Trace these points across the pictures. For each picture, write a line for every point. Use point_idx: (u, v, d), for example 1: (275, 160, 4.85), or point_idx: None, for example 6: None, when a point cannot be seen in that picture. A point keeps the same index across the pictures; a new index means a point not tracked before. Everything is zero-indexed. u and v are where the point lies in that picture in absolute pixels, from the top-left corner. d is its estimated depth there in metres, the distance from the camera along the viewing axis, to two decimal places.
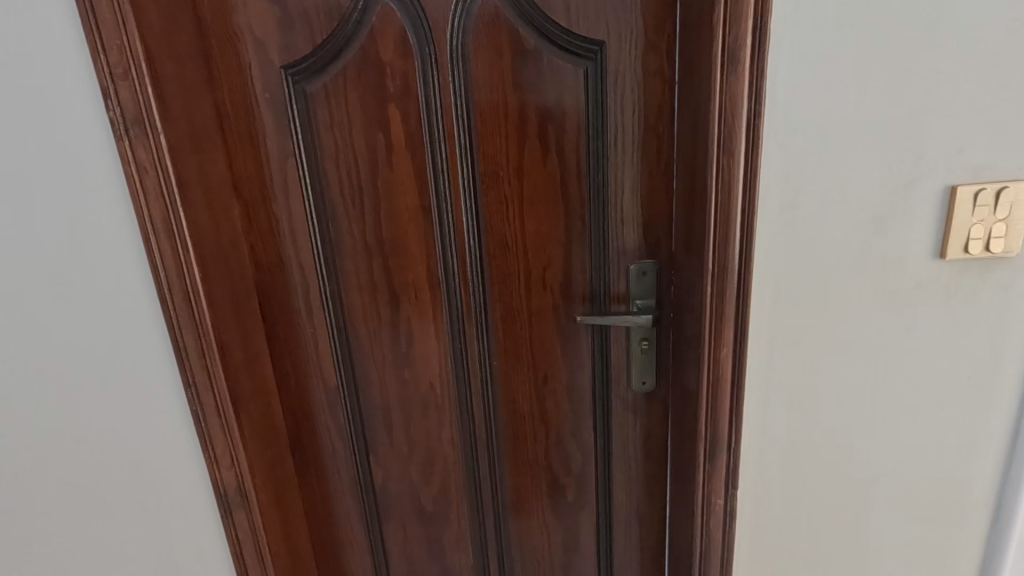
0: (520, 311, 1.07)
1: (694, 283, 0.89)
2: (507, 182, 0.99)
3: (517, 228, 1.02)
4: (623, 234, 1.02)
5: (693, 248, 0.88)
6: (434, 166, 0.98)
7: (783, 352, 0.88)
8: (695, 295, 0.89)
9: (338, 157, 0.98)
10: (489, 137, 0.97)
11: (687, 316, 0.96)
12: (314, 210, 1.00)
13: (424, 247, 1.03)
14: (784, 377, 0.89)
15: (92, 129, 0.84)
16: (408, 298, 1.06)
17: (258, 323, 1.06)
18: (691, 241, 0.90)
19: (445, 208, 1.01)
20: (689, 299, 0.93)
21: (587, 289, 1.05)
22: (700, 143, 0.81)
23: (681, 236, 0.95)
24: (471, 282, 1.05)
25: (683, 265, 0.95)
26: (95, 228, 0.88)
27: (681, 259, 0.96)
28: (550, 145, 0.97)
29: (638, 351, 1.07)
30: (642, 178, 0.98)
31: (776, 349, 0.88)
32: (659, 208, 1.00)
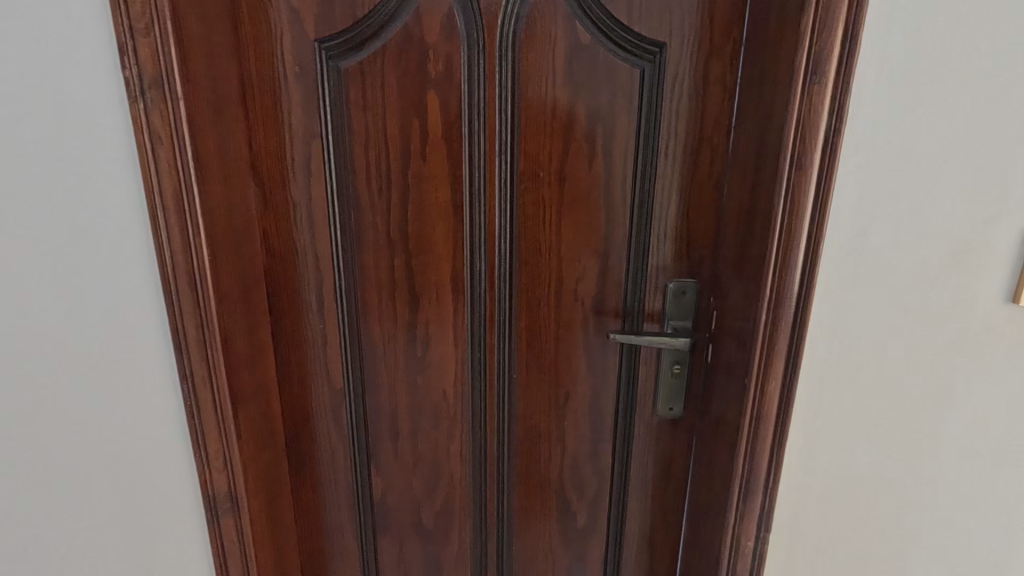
0: (547, 322, 1.00)
1: (745, 309, 0.82)
2: (547, 184, 0.93)
3: (553, 235, 0.95)
4: (664, 250, 0.96)
5: (747, 271, 0.82)
6: (471, 161, 0.92)
7: (833, 388, 0.82)
8: (744, 322, 0.83)
9: (368, 142, 0.90)
10: (532, 136, 0.91)
11: (728, 344, 0.90)
12: (337, 198, 0.93)
13: (451, 247, 0.96)
14: (832, 416, 0.84)
15: (105, 89, 0.76)
16: (429, 301, 0.99)
17: (265, 315, 0.98)
18: (744, 265, 0.83)
19: (478, 208, 0.94)
20: (734, 326, 0.87)
21: (621, 304, 0.99)
22: (769, 160, 0.75)
23: (730, 258, 0.89)
24: (497, 289, 0.98)
25: (730, 288, 0.89)
26: (98, 199, 0.80)
27: (727, 283, 0.90)
28: (597, 148, 0.91)
29: (668, 374, 1.01)
30: (690, 192, 0.92)
31: (826, 385, 0.82)
32: (705, 226, 0.94)
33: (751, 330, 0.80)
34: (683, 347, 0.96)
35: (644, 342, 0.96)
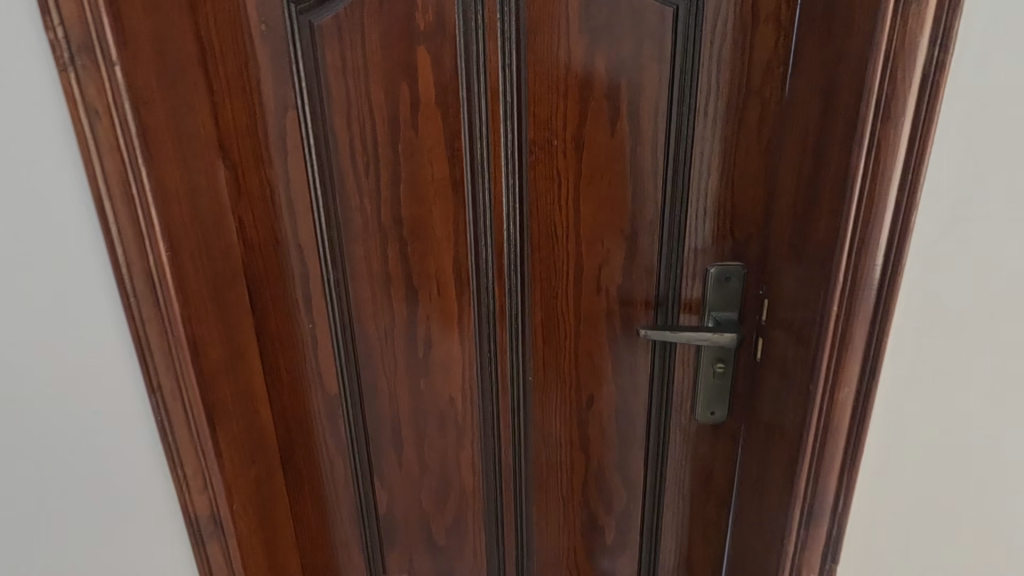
0: (565, 317, 0.87)
1: (810, 298, 0.67)
2: (561, 155, 0.79)
3: (570, 214, 0.81)
4: (703, 228, 0.80)
5: (812, 252, 0.66)
6: (470, 129, 0.77)
7: (919, 394, 0.67)
8: (808, 315, 0.67)
9: (350, 112, 0.77)
10: (542, 97, 0.76)
11: (784, 339, 0.75)
12: (318, 179, 0.81)
13: (452, 232, 0.83)
14: (917, 426, 0.68)
15: (40, 99, 0.63)
16: (429, 295, 0.86)
17: (247, 315, 0.87)
18: (807, 243, 0.68)
19: (481, 184, 0.80)
20: (794, 318, 0.72)
21: (652, 294, 0.85)
22: (846, 109, 0.59)
23: (786, 235, 0.73)
24: (506, 279, 0.85)
25: (786, 273, 0.74)
26: (44, 233, 0.68)
27: (784, 266, 0.74)
28: (621, 108, 0.76)
29: (709, 375, 0.87)
30: (736, 158, 0.77)
31: (910, 390, 0.67)
32: (752, 198, 0.78)
33: (820, 324, 0.64)
34: (728, 343, 0.82)
35: (679, 338, 0.83)
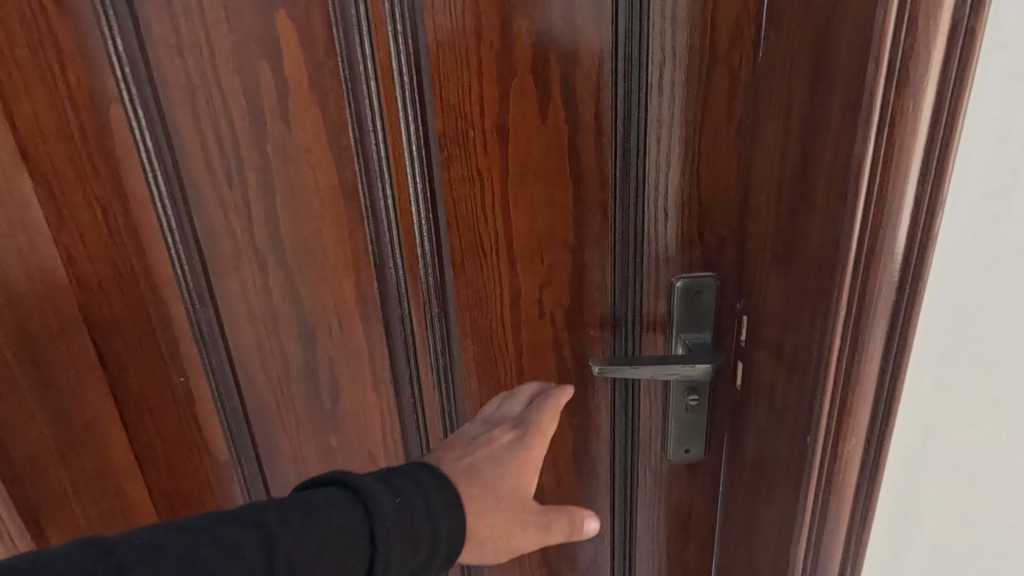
0: (504, 349, 0.70)
1: (805, 327, 0.52)
2: (481, 150, 0.61)
3: (498, 225, 0.64)
4: (663, 233, 0.65)
5: (803, 266, 0.51)
6: (359, 121, 0.59)
7: (954, 450, 0.51)
8: (803, 348, 0.52)
9: (197, 104, 0.58)
10: (449, 75, 0.58)
11: (770, 371, 0.60)
12: (164, 195, 0.61)
13: (351, 254, 0.65)
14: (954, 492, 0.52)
15: None
16: (331, 333, 0.69)
17: (95, 373, 0.67)
18: (797, 254, 0.52)
19: (382, 192, 0.62)
20: (781, 347, 0.57)
21: (607, 314, 0.69)
22: (849, 73, 0.43)
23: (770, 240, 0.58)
24: (425, 309, 0.68)
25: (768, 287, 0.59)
26: None
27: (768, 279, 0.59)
28: (552, 86, 0.59)
29: (680, 408, 0.71)
30: (700, 144, 0.61)
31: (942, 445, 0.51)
32: (721, 194, 0.63)
33: (820, 359, 0.50)
34: (704, 374, 0.65)
35: (644, 373, 0.65)
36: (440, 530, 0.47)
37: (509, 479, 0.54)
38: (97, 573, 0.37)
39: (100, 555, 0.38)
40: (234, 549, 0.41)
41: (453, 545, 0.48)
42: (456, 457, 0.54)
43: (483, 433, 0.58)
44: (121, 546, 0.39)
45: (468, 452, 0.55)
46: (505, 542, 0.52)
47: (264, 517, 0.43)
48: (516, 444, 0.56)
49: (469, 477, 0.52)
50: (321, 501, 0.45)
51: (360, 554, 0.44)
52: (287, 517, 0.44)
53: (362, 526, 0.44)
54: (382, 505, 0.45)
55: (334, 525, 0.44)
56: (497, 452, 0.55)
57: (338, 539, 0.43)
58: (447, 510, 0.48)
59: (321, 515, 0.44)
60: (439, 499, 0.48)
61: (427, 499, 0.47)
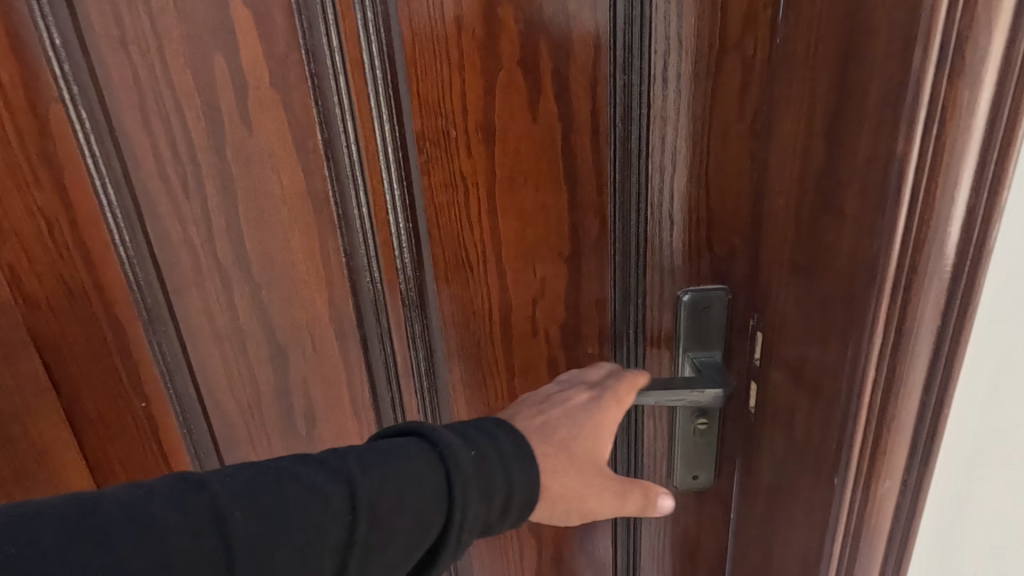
0: (494, 369, 0.64)
1: (829, 353, 0.45)
2: (464, 153, 0.55)
3: (485, 235, 0.58)
4: (667, 243, 0.58)
5: (828, 284, 0.45)
6: (327, 122, 0.53)
7: (1004, 495, 0.44)
8: (829, 377, 0.46)
9: (146, 104, 0.52)
10: (427, 70, 0.52)
11: (785, 397, 0.53)
12: (115, 206, 0.55)
13: (323, 268, 0.59)
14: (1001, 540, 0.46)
15: None
16: (304, 354, 0.63)
17: (48, 399, 0.62)
18: (819, 269, 0.46)
19: (355, 200, 0.56)
20: (798, 371, 0.51)
21: (607, 330, 0.63)
22: (890, 60, 0.36)
23: (787, 253, 0.51)
24: (406, 326, 0.62)
25: (785, 305, 0.52)
26: None
27: (782, 297, 0.53)
28: (543, 80, 0.53)
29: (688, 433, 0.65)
30: (709, 144, 0.54)
31: (988, 488, 0.44)
32: (733, 200, 0.57)
33: (850, 389, 0.43)
34: (713, 399, 0.59)
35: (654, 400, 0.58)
36: (518, 487, 0.43)
37: (584, 441, 0.49)
38: (194, 509, 0.36)
39: (193, 489, 0.37)
40: (316, 490, 0.39)
41: (530, 501, 0.44)
42: (532, 414, 0.49)
43: (558, 390, 0.53)
44: (211, 481, 0.38)
45: (543, 409, 0.50)
46: (578, 505, 0.48)
47: (344, 461, 0.41)
48: (593, 401, 0.52)
49: (545, 435, 0.48)
50: (399, 450, 0.42)
51: (439, 508, 0.41)
52: (366, 464, 0.41)
53: (439, 479, 0.42)
54: (461, 458, 0.42)
55: (411, 475, 0.41)
56: (574, 408, 0.50)
57: (416, 490, 0.41)
58: (525, 468, 0.44)
59: (401, 464, 0.41)
60: (513, 457, 0.44)
61: (504, 454, 0.44)
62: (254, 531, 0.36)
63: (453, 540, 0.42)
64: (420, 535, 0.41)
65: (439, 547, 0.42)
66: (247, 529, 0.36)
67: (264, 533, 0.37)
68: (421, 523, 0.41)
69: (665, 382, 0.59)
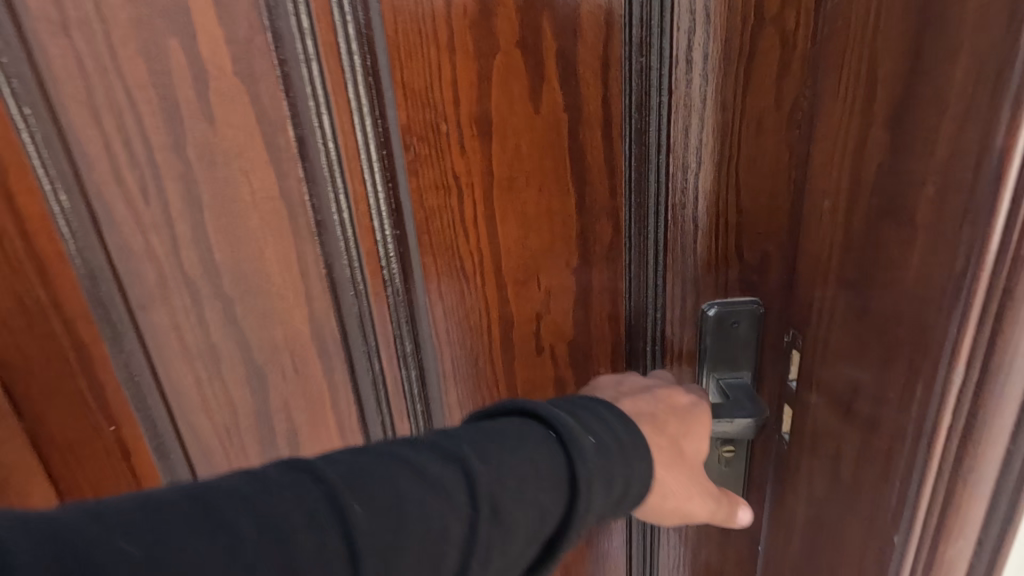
0: (494, 391, 0.58)
1: (893, 388, 0.38)
2: (456, 150, 0.48)
3: (482, 243, 0.51)
4: (691, 251, 0.51)
5: (890, 305, 0.37)
6: (299, 116, 0.47)
7: None
8: (893, 417, 0.38)
9: (95, 99, 0.46)
10: (411, 54, 0.45)
11: (829, 430, 0.46)
12: (68, 213, 0.49)
13: (302, 281, 0.53)
14: None
15: None
16: (285, 374, 0.57)
17: None
18: (879, 287, 0.38)
19: (335, 204, 0.50)
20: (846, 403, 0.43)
21: (622, 347, 0.56)
22: (993, 26, 0.29)
23: (833, 263, 0.44)
24: (396, 344, 0.56)
25: (832, 325, 0.44)
26: None
27: (828, 314, 0.45)
28: (546, 65, 0.46)
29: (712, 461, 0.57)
30: (740, 136, 0.47)
31: None
32: (767, 200, 0.49)
33: (923, 435, 0.36)
34: (748, 427, 0.52)
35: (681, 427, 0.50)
36: (636, 474, 0.40)
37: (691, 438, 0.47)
38: (309, 496, 0.33)
39: (311, 480, 0.34)
40: (434, 481, 0.35)
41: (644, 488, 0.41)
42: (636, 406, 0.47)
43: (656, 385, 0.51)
44: (326, 470, 0.35)
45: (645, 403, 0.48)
46: (683, 506, 0.46)
47: (455, 446, 0.38)
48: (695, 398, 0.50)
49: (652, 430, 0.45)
50: (512, 433, 0.39)
51: (558, 497, 0.38)
52: (481, 449, 0.38)
53: (560, 466, 0.38)
54: (581, 443, 0.39)
55: (529, 461, 0.37)
56: (677, 402, 0.49)
57: (537, 478, 0.37)
58: (642, 454, 0.41)
59: (519, 449, 0.38)
60: (632, 448, 0.41)
61: (620, 439, 0.40)
62: (382, 524, 0.33)
63: (576, 531, 0.39)
64: (541, 525, 0.37)
65: (560, 540, 0.38)
66: (376, 523, 0.33)
67: (389, 528, 0.33)
68: (541, 512, 0.37)
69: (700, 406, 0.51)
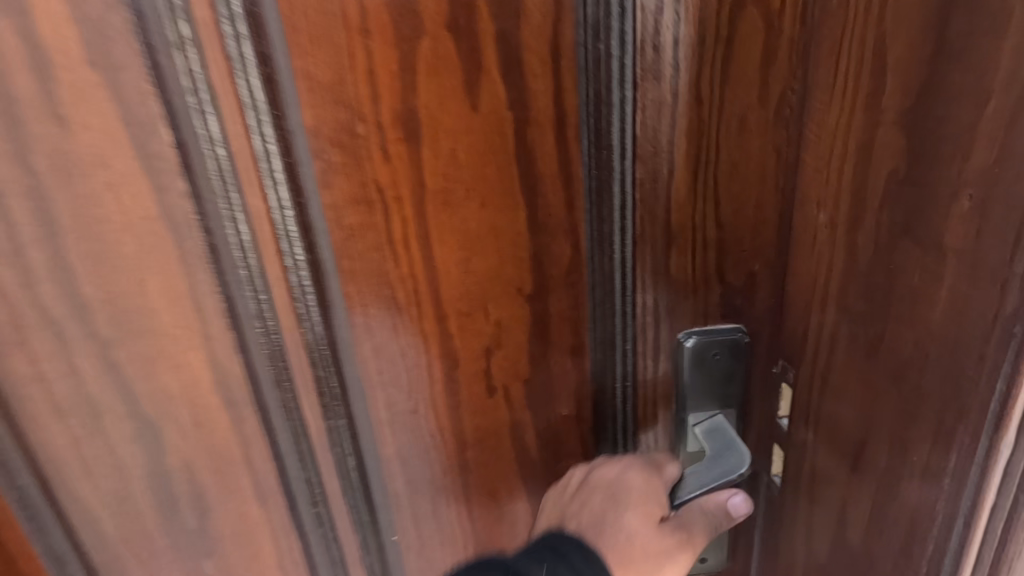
0: (438, 439, 0.49)
1: (921, 443, 0.31)
2: (378, 157, 0.39)
3: (416, 269, 0.43)
4: (663, 272, 0.43)
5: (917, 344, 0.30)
6: (177, 117, 0.37)
7: None
8: (918, 482, 0.31)
9: None
10: (316, 38, 0.36)
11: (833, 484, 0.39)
12: None
13: (196, 319, 0.43)
14: None
15: None
16: (184, 431, 0.47)
17: None
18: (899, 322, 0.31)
19: (230, 226, 0.41)
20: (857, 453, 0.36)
21: (589, 384, 0.48)
22: None
23: (831, 288, 0.36)
24: (318, 390, 0.46)
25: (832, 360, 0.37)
26: None
27: (828, 346, 0.37)
28: (485, 52, 0.37)
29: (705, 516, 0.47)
30: (717, 138, 0.40)
31: None
32: (751, 213, 0.42)
33: (966, 510, 0.29)
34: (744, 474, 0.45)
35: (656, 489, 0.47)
36: None
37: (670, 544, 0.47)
38: None
39: None
40: None
41: None
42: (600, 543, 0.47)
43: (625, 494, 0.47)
44: None
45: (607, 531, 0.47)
46: None
47: None
48: (636, 468, 0.48)
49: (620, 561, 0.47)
50: None
51: None
52: None
53: None
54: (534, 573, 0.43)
55: None
56: (619, 488, 0.47)
57: None
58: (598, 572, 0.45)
59: None
60: (584, 569, 0.45)
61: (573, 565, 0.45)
62: None
63: None
64: None
65: None
66: None
67: None
68: None
69: (675, 482, 0.47)
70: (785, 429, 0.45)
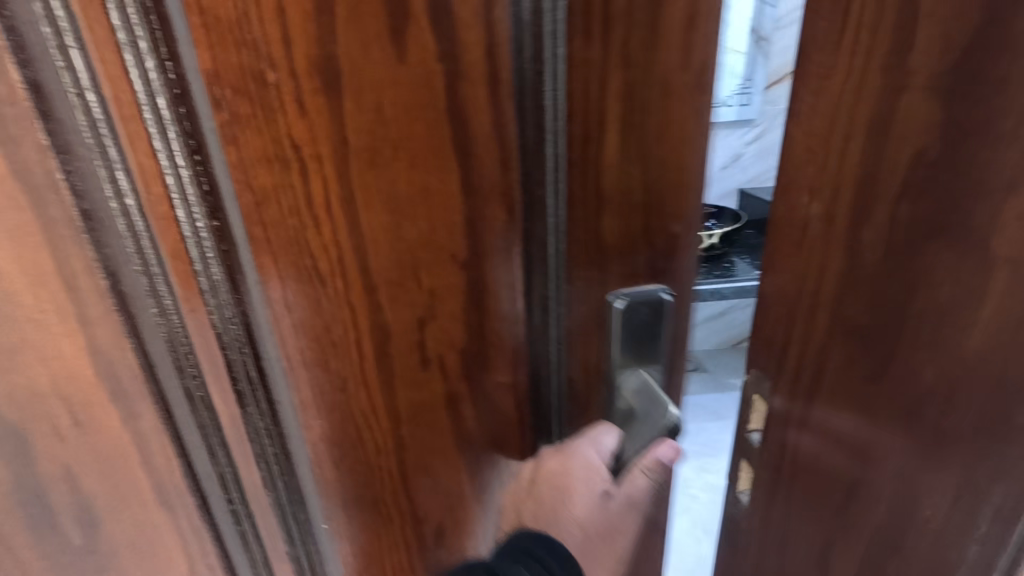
0: (370, 417, 0.46)
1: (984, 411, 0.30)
2: (292, 110, 0.35)
3: (340, 236, 0.39)
4: (596, 236, 0.44)
5: (965, 343, 0.36)
6: (31, 47, 0.30)
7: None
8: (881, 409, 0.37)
9: None
10: None
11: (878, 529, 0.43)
12: None
13: (70, 299, 0.36)
14: None
15: None
16: (61, 434, 0.40)
17: None
18: (947, 316, 0.36)
19: (107, 184, 0.34)
20: (924, 452, 0.39)
21: (526, 352, 0.47)
22: None
23: (827, 285, 0.42)
24: (229, 376, 0.41)
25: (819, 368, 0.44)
26: None
27: (801, 335, 0.45)
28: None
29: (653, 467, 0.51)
30: (645, 102, 0.40)
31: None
32: (673, 176, 0.43)
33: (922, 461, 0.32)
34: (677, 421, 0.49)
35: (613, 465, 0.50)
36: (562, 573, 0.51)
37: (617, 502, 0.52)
38: None
39: None
40: None
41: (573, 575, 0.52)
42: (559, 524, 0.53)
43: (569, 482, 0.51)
44: None
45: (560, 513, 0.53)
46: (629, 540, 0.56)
47: None
48: (577, 456, 0.50)
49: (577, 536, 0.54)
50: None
51: None
52: None
53: None
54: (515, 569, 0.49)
55: None
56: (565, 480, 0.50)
57: None
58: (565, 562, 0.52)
59: None
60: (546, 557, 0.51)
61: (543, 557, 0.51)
62: None
63: None
64: None
65: None
66: None
67: None
68: None
69: (614, 451, 0.50)
70: (755, 443, 0.53)
